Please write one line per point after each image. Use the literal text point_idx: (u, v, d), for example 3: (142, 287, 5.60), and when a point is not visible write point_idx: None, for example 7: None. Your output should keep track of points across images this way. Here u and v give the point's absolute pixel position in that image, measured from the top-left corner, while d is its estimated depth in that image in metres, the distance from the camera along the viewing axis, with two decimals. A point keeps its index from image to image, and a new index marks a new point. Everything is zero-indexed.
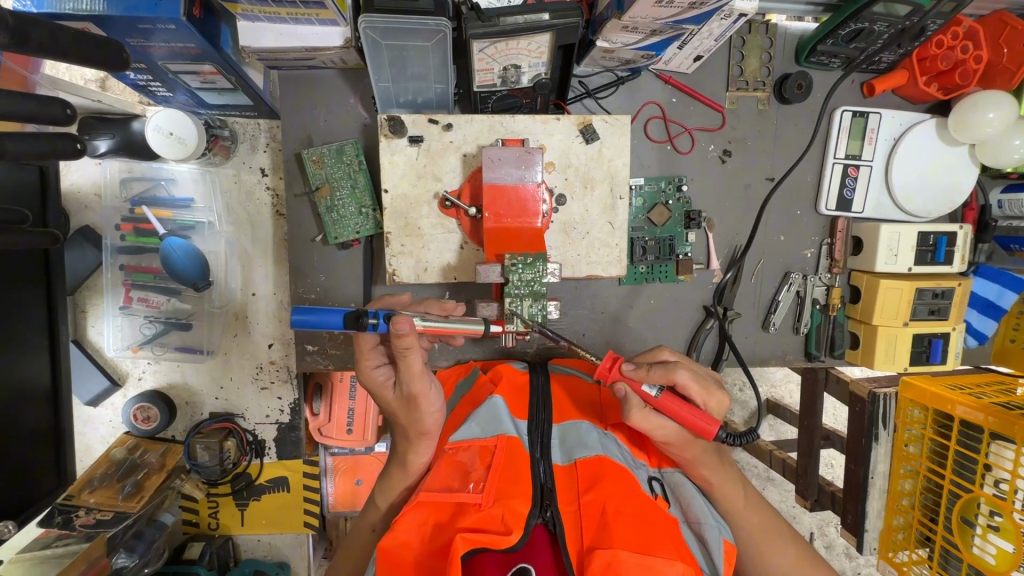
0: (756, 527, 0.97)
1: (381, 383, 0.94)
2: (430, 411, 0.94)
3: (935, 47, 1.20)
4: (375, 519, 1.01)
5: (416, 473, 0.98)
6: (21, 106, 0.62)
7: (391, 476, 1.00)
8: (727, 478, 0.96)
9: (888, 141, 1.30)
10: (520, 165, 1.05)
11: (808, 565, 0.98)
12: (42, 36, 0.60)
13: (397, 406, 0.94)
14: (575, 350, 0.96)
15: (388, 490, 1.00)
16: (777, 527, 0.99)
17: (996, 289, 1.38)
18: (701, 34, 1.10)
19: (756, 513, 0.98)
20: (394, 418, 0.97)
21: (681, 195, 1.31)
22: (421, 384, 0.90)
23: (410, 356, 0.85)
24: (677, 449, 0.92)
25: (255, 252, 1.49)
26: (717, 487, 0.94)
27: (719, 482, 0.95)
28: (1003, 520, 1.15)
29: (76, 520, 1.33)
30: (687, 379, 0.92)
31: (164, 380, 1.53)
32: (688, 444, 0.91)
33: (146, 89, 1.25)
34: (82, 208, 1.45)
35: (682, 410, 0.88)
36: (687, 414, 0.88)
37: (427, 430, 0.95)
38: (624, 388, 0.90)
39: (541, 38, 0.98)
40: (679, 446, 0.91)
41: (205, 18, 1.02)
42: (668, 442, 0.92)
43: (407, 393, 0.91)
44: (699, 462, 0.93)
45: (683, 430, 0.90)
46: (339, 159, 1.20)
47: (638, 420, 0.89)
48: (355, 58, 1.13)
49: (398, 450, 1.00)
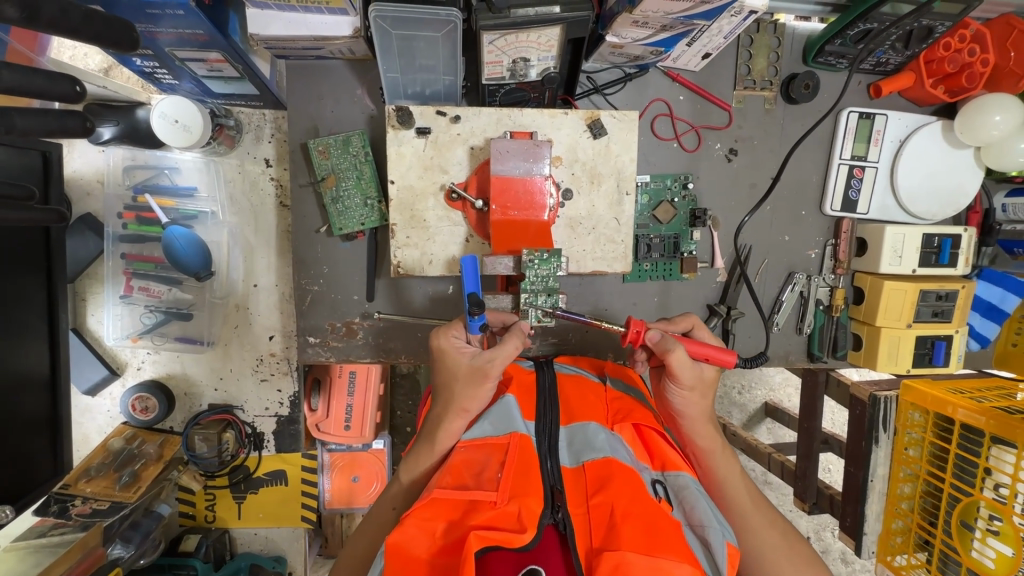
0: (746, 503, 1.00)
1: (456, 348, 0.99)
2: (486, 395, 0.96)
3: (942, 50, 1.21)
4: (395, 496, 1.00)
5: (439, 457, 0.97)
6: (29, 81, 0.61)
7: (418, 451, 0.99)
8: (725, 450, 1.04)
9: (894, 142, 1.30)
10: (527, 158, 1.05)
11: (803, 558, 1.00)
12: (53, 13, 0.60)
13: (455, 379, 0.97)
14: (597, 325, 1.00)
15: (410, 467, 0.99)
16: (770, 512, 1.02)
17: (1000, 293, 1.37)
18: (711, 31, 1.10)
19: (751, 494, 1.02)
20: (443, 389, 0.99)
21: (687, 193, 1.31)
22: (500, 365, 0.94)
23: (509, 341, 0.95)
24: (691, 400, 1.02)
25: (257, 243, 1.48)
26: (716, 450, 1.03)
27: (720, 445, 1.04)
28: (1003, 525, 1.14)
29: (72, 509, 1.35)
30: (702, 325, 1.09)
31: (164, 370, 1.52)
32: (707, 388, 1.02)
33: (153, 76, 1.25)
34: (85, 195, 1.44)
35: (705, 346, 1.00)
36: (710, 350, 1.00)
37: (470, 410, 0.95)
38: (657, 333, 0.99)
39: (551, 31, 0.98)
40: (701, 389, 1.01)
41: (214, 5, 1.01)
42: (687, 391, 1.01)
43: (475, 367, 0.95)
44: (705, 415, 1.04)
45: (705, 371, 1.01)
46: (346, 150, 1.20)
47: (678, 357, 0.97)
48: (363, 48, 1.13)
49: (431, 427, 1.00)
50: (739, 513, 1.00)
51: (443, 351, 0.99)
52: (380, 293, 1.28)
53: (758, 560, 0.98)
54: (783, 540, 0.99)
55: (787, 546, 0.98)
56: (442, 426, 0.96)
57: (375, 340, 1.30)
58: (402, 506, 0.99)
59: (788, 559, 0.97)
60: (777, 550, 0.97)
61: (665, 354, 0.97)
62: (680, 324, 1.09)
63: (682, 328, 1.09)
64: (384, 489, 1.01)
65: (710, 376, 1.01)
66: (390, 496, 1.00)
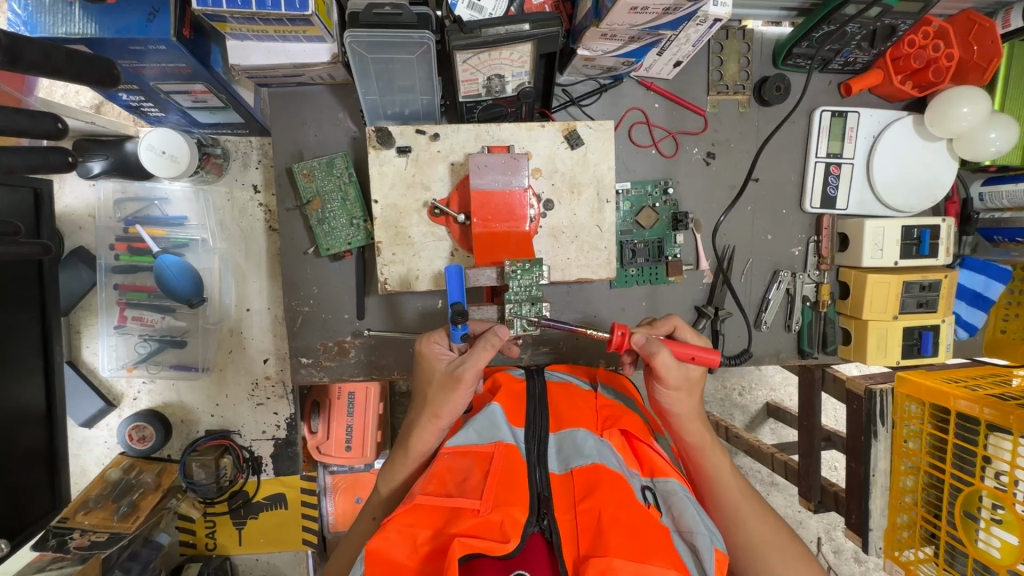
0: (736, 495, 1.01)
1: (435, 354, 1.04)
2: (459, 402, 0.98)
3: (907, 46, 1.24)
4: (375, 506, 1.04)
5: (415, 464, 1.02)
6: (13, 120, 0.63)
7: (394, 462, 1.05)
8: (713, 441, 1.08)
9: (868, 139, 1.33)
10: (506, 171, 1.08)
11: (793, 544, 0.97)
12: (33, 56, 0.62)
13: (429, 385, 1.02)
14: (583, 332, 1.03)
15: (389, 478, 1.04)
16: (760, 510, 1.00)
17: (983, 281, 1.39)
18: (679, 40, 1.13)
19: (740, 488, 1.03)
20: (423, 398, 1.04)
21: (668, 197, 1.33)
22: (469, 377, 0.97)
23: (483, 351, 0.97)
24: (679, 398, 1.06)
25: (248, 267, 1.50)
26: (705, 445, 1.06)
27: (709, 440, 1.07)
28: (1005, 513, 1.14)
29: (70, 543, 1.33)
30: (683, 324, 1.11)
31: (160, 399, 1.53)
32: (694, 388, 1.06)
33: (139, 110, 1.28)
34: (77, 229, 1.46)
35: (691, 348, 1.03)
36: (696, 351, 1.03)
37: (440, 417, 0.99)
38: (643, 335, 1.01)
39: (522, 47, 1.01)
40: (688, 386, 1.05)
41: (195, 38, 1.04)
42: (675, 390, 1.05)
43: (448, 374, 0.99)
44: (695, 412, 1.08)
45: (692, 371, 1.05)
46: (330, 172, 1.22)
47: (663, 360, 1.01)
48: (342, 73, 1.16)
49: (405, 436, 1.05)
50: (732, 500, 1.01)
51: (423, 357, 1.04)
52: (371, 310, 1.30)
53: (748, 551, 0.96)
54: (772, 532, 0.97)
55: (776, 540, 0.96)
56: (417, 432, 1.02)
57: (367, 357, 1.31)
58: (382, 515, 1.03)
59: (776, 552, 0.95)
60: (766, 541, 0.96)
61: (650, 358, 1.00)
62: (661, 328, 1.11)
63: (664, 331, 1.11)
64: (365, 501, 1.05)
65: (697, 376, 1.05)
66: (369, 507, 1.04)
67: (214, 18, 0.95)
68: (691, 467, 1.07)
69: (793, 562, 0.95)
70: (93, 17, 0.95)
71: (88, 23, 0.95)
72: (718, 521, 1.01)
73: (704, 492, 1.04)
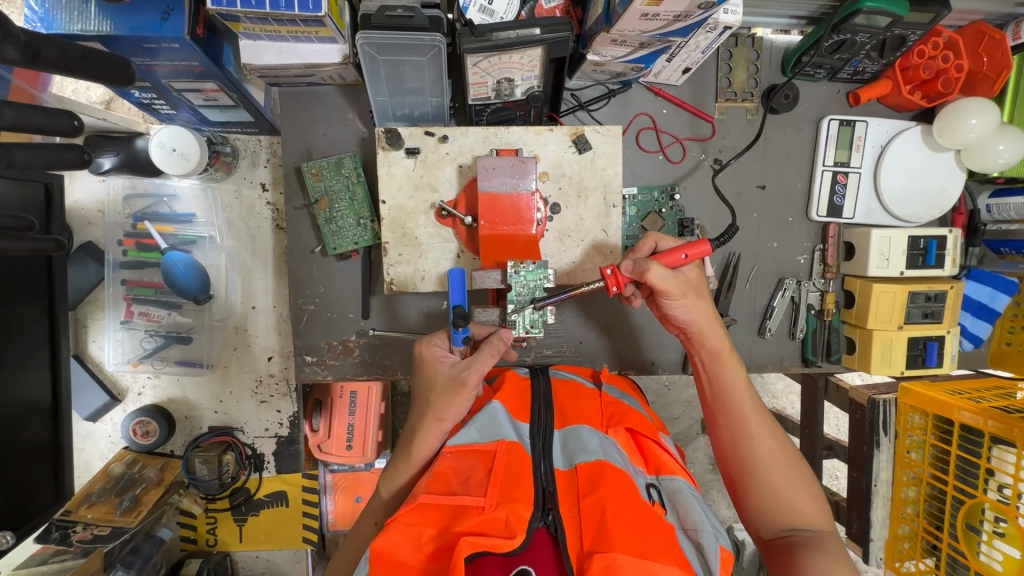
0: (749, 408, 1.04)
1: (437, 357, 1.04)
2: (462, 405, 0.99)
3: (917, 57, 1.24)
4: (377, 511, 1.04)
5: (417, 467, 1.01)
6: (31, 117, 0.64)
7: (398, 464, 1.04)
8: (730, 352, 1.09)
9: (876, 148, 1.33)
10: (514, 174, 1.08)
11: (796, 460, 1.02)
12: (52, 53, 0.63)
13: (433, 389, 1.02)
14: (580, 293, 1.04)
15: (391, 480, 1.04)
16: (769, 426, 1.04)
17: (989, 292, 1.39)
18: (688, 47, 1.13)
19: (750, 403, 1.05)
20: (425, 401, 1.04)
21: (674, 204, 1.32)
22: (474, 380, 0.97)
23: (487, 355, 0.98)
24: (691, 305, 1.06)
25: (255, 265, 1.51)
26: (722, 353, 1.08)
27: (726, 350, 1.08)
28: (1008, 526, 1.14)
29: (73, 536, 1.35)
30: (663, 235, 1.11)
31: (164, 394, 1.54)
32: (701, 288, 1.07)
33: (151, 107, 1.30)
34: (85, 224, 1.48)
35: (675, 252, 1.04)
36: (682, 249, 1.04)
37: (445, 419, 0.99)
38: (629, 262, 1.03)
39: (533, 52, 1.01)
40: (696, 287, 1.06)
41: (208, 37, 1.05)
42: (683, 298, 1.05)
43: (453, 377, 1.00)
44: (709, 317, 1.08)
45: (688, 274, 1.06)
46: (338, 172, 1.23)
47: (658, 275, 0.99)
48: (352, 74, 1.17)
49: (408, 439, 1.05)
50: (744, 416, 1.03)
51: (426, 361, 1.04)
52: (375, 310, 1.30)
53: (754, 466, 1.00)
54: (781, 452, 1.01)
55: (782, 460, 1.00)
56: (420, 436, 1.01)
57: (371, 357, 1.31)
58: (384, 519, 1.03)
59: (782, 471, 0.99)
60: (772, 460, 1.00)
61: (644, 278, 1.00)
62: (643, 248, 1.10)
63: (646, 250, 1.10)
64: (368, 504, 1.05)
65: (695, 278, 1.07)
66: (371, 512, 1.04)
67: (228, 18, 0.96)
68: (707, 377, 1.09)
69: (795, 482, 0.99)
70: (109, 15, 0.96)
71: (104, 20, 0.96)
72: (728, 435, 1.04)
73: (716, 406, 1.07)
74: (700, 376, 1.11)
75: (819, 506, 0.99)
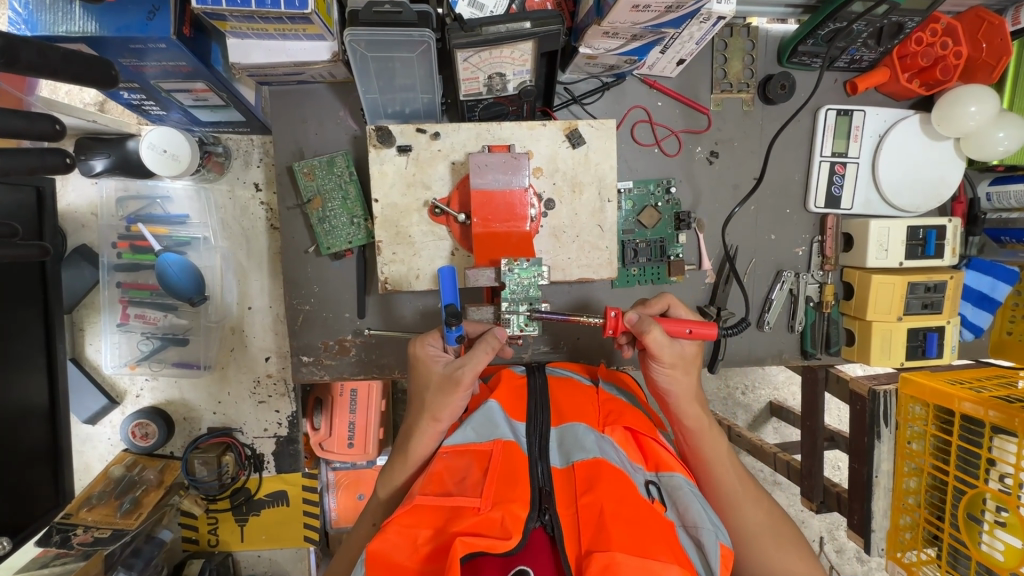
0: (732, 479, 1.03)
1: (429, 356, 1.03)
2: (458, 404, 0.98)
3: (914, 44, 1.21)
4: (375, 511, 1.03)
5: (413, 467, 1.01)
6: (11, 122, 0.63)
7: (394, 465, 1.03)
8: (711, 422, 1.08)
9: (873, 138, 1.31)
10: (506, 171, 1.07)
11: (780, 519, 1.02)
12: (30, 56, 0.61)
13: (428, 387, 1.01)
14: (576, 320, 1.02)
15: (388, 481, 1.03)
16: (753, 491, 1.03)
17: (989, 282, 1.37)
18: (682, 38, 1.12)
19: (733, 475, 1.04)
20: (420, 400, 1.03)
21: (670, 197, 1.31)
22: (468, 377, 0.97)
23: (480, 353, 0.98)
24: (674, 376, 1.05)
25: (250, 266, 1.51)
26: (703, 428, 1.06)
27: (706, 423, 1.07)
28: (1009, 516, 1.13)
29: (74, 539, 1.37)
30: (676, 301, 1.11)
31: (162, 396, 1.55)
32: (692, 360, 1.06)
33: (141, 108, 1.28)
34: (80, 227, 1.48)
35: (682, 322, 1.02)
36: (689, 323, 1.02)
37: (440, 418, 0.99)
38: (634, 314, 1.02)
39: (523, 46, 1.00)
40: (687, 360, 1.05)
41: (195, 36, 1.04)
42: (669, 368, 1.04)
43: (447, 376, 0.99)
44: (691, 393, 1.07)
45: (686, 348, 1.05)
46: (331, 170, 1.22)
47: (656, 338, 1.00)
48: (342, 71, 1.15)
49: (405, 440, 1.04)
50: (728, 490, 1.02)
51: (419, 360, 1.03)
52: (371, 309, 1.30)
53: (742, 538, 0.99)
54: (766, 514, 1.01)
55: (770, 525, 1.01)
56: (416, 436, 1.01)
57: (367, 356, 1.31)
58: (381, 520, 1.02)
59: (769, 536, 1.00)
60: (760, 527, 1.00)
61: (642, 338, 1.00)
62: (654, 306, 1.10)
63: (657, 309, 1.10)
64: (365, 504, 1.05)
65: (691, 354, 1.06)
66: (370, 512, 1.04)
67: (214, 17, 0.95)
68: (688, 450, 1.08)
69: (784, 546, 0.99)
70: (93, 16, 0.94)
71: (88, 21, 0.95)
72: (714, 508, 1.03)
73: (699, 477, 1.06)
74: (682, 446, 1.10)
75: (812, 566, 0.99)
